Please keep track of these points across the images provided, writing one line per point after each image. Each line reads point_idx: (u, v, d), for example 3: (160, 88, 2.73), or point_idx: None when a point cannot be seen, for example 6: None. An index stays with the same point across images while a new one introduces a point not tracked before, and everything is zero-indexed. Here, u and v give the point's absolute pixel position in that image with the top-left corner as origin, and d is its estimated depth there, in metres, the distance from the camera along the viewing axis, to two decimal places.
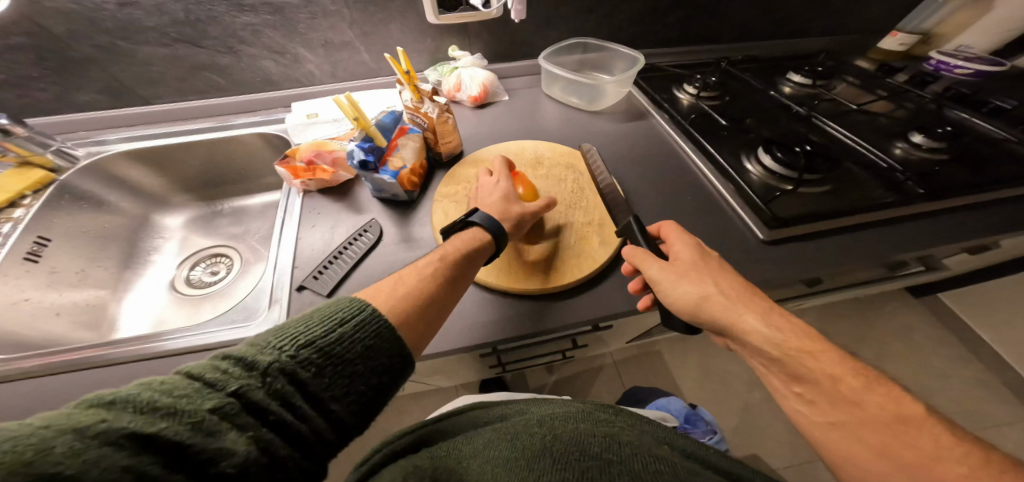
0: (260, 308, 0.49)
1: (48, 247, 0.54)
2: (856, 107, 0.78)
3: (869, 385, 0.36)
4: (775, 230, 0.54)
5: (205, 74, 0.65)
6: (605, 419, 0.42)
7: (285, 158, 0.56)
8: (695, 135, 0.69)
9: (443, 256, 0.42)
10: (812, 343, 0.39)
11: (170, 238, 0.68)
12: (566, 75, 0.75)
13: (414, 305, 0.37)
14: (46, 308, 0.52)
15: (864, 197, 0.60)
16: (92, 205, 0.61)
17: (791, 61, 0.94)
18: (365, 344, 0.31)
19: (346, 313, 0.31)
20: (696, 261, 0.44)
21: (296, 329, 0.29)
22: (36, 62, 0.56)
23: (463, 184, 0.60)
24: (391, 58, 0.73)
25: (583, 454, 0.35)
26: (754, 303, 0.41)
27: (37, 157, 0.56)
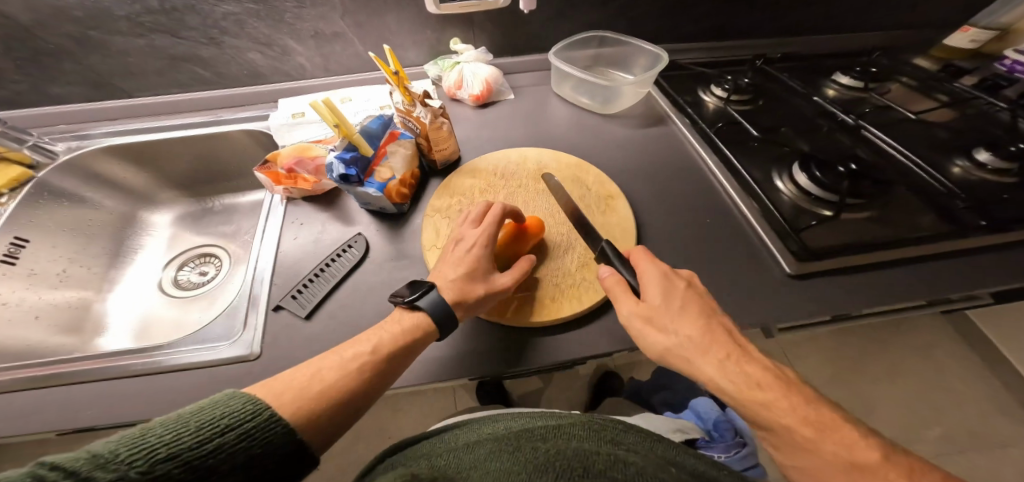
0: (232, 328, 0.42)
1: (26, 248, 0.52)
2: (911, 115, 0.66)
3: (836, 426, 0.31)
4: (806, 264, 0.47)
5: (187, 66, 0.61)
6: (612, 437, 0.35)
7: (264, 163, 0.50)
8: (721, 148, 0.62)
9: (375, 349, 0.36)
10: (764, 386, 0.33)
11: (157, 236, 0.65)
12: (578, 74, 0.68)
13: (325, 411, 0.32)
14: (24, 311, 0.50)
15: (919, 225, 0.51)
16: (74, 202, 0.58)
17: (839, 59, 0.83)
18: (250, 454, 0.27)
19: (234, 417, 0.27)
20: (662, 305, 0.39)
21: (158, 437, 0.25)
22: (8, 52, 0.54)
23: (458, 197, 0.54)
24: (377, 57, 0.69)
25: (588, 470, 0.27)
26: (714, 354, 0.36)
27: (14, 152, 0.53)
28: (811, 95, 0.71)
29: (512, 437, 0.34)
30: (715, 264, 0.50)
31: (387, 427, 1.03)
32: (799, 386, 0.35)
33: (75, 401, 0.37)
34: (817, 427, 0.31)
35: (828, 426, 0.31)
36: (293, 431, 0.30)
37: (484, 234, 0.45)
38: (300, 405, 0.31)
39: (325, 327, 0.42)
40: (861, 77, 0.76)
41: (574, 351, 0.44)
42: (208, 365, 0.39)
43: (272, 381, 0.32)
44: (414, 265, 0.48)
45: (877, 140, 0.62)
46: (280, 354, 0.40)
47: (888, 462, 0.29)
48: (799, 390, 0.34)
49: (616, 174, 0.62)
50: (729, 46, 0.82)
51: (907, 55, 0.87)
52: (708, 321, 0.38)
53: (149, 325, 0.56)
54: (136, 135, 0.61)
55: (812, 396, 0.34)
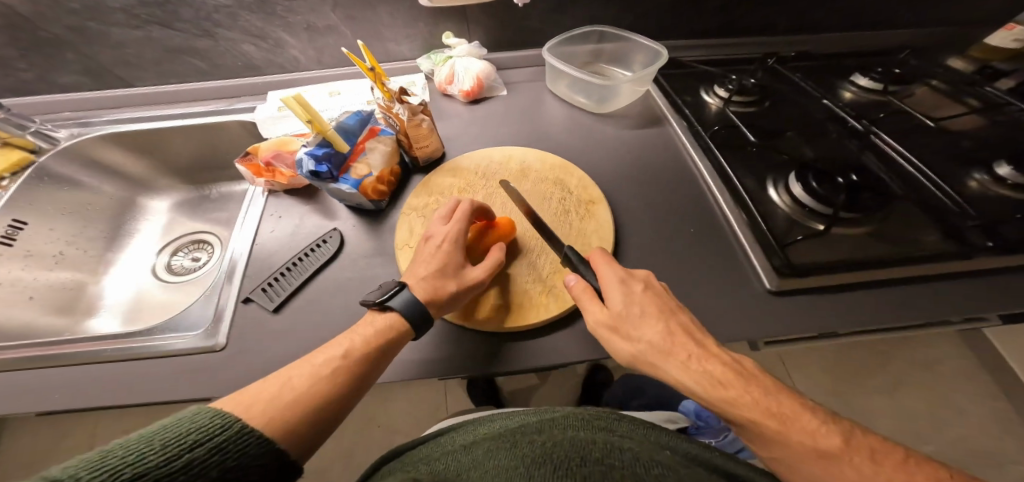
0: (203, 318, 0.44)
1: (24, 230, 0.55)
2: (932, 123, 0.61)
3: (798, 415, 0.33)
4: (787, 280, 0.45)
5: (184, 58, 0.64)
6: (604, 424, 0.34)
7: (246, 154, 0.51)
8: (716, 155, 0.59)
9: (346, 353, 0.36)
10: (727, 383, 0.34)
11: (153, 221, 0.68)
12: (572, 71, 0.65)
13: (302, 417, 0.32)
14: (20, 290, 0.52)
15: (918, 243, 0.48)
16: (73, 187, 0.61)
17: (860, 58, 0.77)
18: (224, 467, 0.27)
19: (202, 432, 0.27)
20: (625, 311, 0.39)
21: (120, 457, 0.25)
22: (14, 43, 0.57)
23: (436, 196, 0.54)
24: (348, 51, 0.68)
25: (586, 460, 0.27)
26: (677, 358, 0.36)
27: (16, 138, 0.56)
28: (822, 99, 0.67)
29: (506, 434, 0.34)
30: (693, 276, 0.49)
31: (378, 413, 1.06)
32: (758, 375, 0.36)
33: (49, 379, 0.39)
34: (781, 418, 0.33)
35: (789, 415, 0.33)
36: (271, 443, 0.30)
37: (455, 228, 0.45)
38: (270, 416, 0.31)
39: (292, 322, 0.43)
40: (881, 79, 0.70)
41: (536, 358, 0.44)
42: (173, 354, 0.40)
43: (239, 394, 0.32)
44: (381, 263, 0.49)
45: (888, 149, 0.58)
46: (245, 345, 0.41)
47: (849, 446, 0.31)
48: (758, 380, 0.35)
49: (603, 176, 0.60)
50: (740, 43, 0.77)
51: (940, 55, 0.81)
52: (670, 323, 0.38)
53: (139, 305, 0.59)
54: (135, 124, 0.64)
55: (770, 383, 0.36)
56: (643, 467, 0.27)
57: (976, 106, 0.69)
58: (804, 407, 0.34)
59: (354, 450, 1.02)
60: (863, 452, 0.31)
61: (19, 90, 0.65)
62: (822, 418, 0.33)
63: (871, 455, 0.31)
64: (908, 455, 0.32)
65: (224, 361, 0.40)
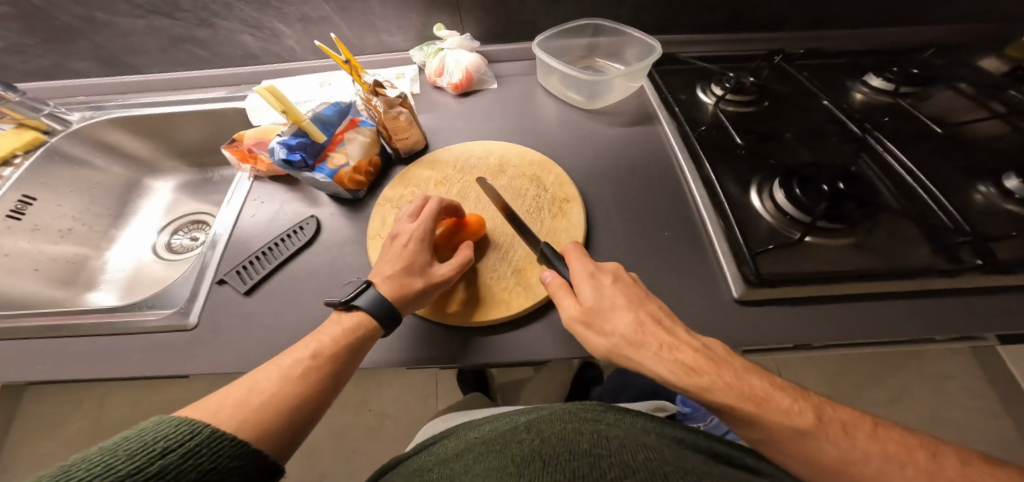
0: (180, 297, 0.48)
1: (32, 206, 0.62)
2: (941, 129, 0.57)
3: (772, 396, 0.33)
4: (755, 290, 0.44)
5: (186, 46, 0.68)
6: (594, 416, 0.34)
7: (233, 141, 0.56)
8: (701, 160, 0.56)
9: (316, 354, 0.37)
10: (701, 369, 0.34)
11: (153, 200, 0.75)
12: (560, 67, 0.63)
13: (275, 416, 0.33)
14: (27, 263, 0.60)
15: (904, 258, 0.46)
16: (80, 166, 0.68)
17: (883, 56, 0.70)
18: (201, 469, 0.28)
19: (171, 439, 0.28)
20: (596, 302, 0.39)
21: (86, 471, 0.25)
22: (30, 31, 0.64)
23: (412, 188, 0.56)
24: (323, 46, 0.70)
25: (574, 452, 0.27)
26: (649, 348, 0.36)
27: (30, 119, 0.63)
28: (823, 97, 0.63)
29: (497, 439, 0.34)
30: (660, 281, 0.48)
31: (370, 394, 1.11)
32: (728, 356, 0.36)
33: (40, 343, 0.46)
34: (758, 400, 0.32)
35: (765, 398, 0.33)
36: (245, 444, 0.31)
37: (421, 227, 0.46)
38: (240, 418, 0.32)
39: (262, 303, 0.47)
40: (895, 79, 0.64)
41: (490, 354, 0.44)
42: (149, 330, 0.45)
43: (208, 401, 0.33)
44: (347, 252, 0.51)
45: (889, 155, 0.54)
46: (215, 324, 0.45)
47: (822, 421, 0.32)
48: (729, 362, 0.35)
49: (580, 174, 0.59)
50: (749, 39, 0.73)
51: (984, 52, 0.72)
52: (640, 313, 0.38)
53: (135, 279, 0.66)
54: (144, 109, 0.69)
55: (742, 364, 0.35)
56: (631, 449, 0.28)
57: (1001, 111, 0.63)
58: (778, 386, 0.34)
59: (345, 429, 1.06)
60: (835, 426, 0.32)
61: (43, 75, 0.72)
62: (794, 395, 0.33)
63: (843, 428, 0.32)
64: (875, 422, 0.33)
65: (197, 338, 0.45)
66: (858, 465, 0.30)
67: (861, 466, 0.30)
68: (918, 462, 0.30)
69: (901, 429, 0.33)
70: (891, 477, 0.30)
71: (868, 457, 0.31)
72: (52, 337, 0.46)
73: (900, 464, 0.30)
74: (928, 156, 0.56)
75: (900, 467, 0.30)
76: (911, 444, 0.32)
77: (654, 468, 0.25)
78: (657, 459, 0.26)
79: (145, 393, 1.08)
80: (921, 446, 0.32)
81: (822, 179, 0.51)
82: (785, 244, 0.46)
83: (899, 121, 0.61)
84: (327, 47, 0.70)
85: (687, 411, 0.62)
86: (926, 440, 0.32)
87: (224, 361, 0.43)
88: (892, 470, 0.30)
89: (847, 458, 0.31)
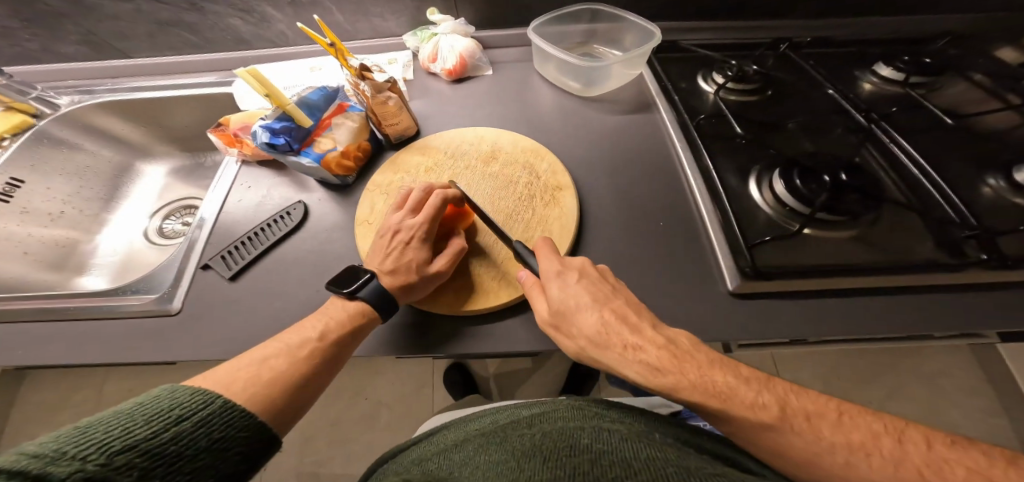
0: (164, 282, 0.47)
1: (20, 188, 0.62)
2: (953, 120, 0.54)
3: (737, 391, 0.32)
4: (749, 282, 0.43)
5: (175, 31, 0.67)
6: (596, 412, 0.34)
7: (219, 125, 0.55)
8: (700, 149, 0.54)
9: (323, 335, 0.38)
10: (664, 369, 0.33)
11: (144, 185, 0.75)
12: (556, 53, 0.61)
13: (283, 395, 0.34)
14: (14, 246, 0.60)
15: (908, 252, 0.45)
16: (70, 150, 0.67)
17: (894, 46, 0.66)
18: (211, 438, 0.29)
19: (186, 407, 0.29)
20: (561, 304, 0.38)
21: (105, 433, 0.25)
22: (17, 15, 0.63)
23: (402, 174, 0.54)
24: (307, 27, 0.67)
25: (575, 448, 0.27)
26: (613, 349, 0.35)
27: (18, 102, 0.63)
28: (827, 86, 0.60)
29: (499, 430, 0.34)
30: (651, 273, 0.47)
31: (364, 384, 1.10)
32: (693, 350, 0.34)
33: (22, 324, 0.45)
34: (722, 396, 0.31)
35: (728, 394, 0.31)
36: (253, 416, 0.32)
37: (421, 222, 0.45)
38: (252, 391, 0.33)
39: (245, 289, 0.46)
40: (906, 69, 0.61)
41: (476, 344, 0.43)
42: (131, 314, 0.45)
43: (214, 375, 0.33)
44: (332, 239, 0.50)
45: (895, 147, 0.52)
46: (198, 309, 0.45)
47: (787, 413, 0.31)
48: (693, 356, 0.34)
49: (574, 163, 0.57)
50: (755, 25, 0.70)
51: (1004, 40, 0.67)
52: (604, 312, 0.37)
53: (127, 263, 0.67)
54: (134, 93, 0.68)
55: (706, 357, 0.34)
56: (632, 447, 0.28)
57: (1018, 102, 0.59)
58: (741, 379, 0.33)
59: (339, 416, 1.07)
60: (799, 419, 0.31)
61: (36, 59, 0.72)
62: (758, 387, 0.32)
63: (807, 419, 0.31)
64: (840, 409, 0.32)
65: (178, 323, 0.44)
66: (825, 456, 0.29)
67: (826, 457, 0.29)
68: (883, 449, 0.29)
69: (866, 413, 0.32)
70: (857, 467, 0.29)
71: (834, 447, 0.30)
72: (37, 321, 0.46)
73: (865, 453, 0.29)
74: (935, 148, 0.54)
75: (864, 456, 0.29)
76: (876, 430, 0.30)
77: (655, 467, 0.25)
78: (660, 458, 0.26)
79: (144, 376, 1.09)
80: (886, 431, 0.30)
81: (823, 170, 0.49)
82: (784, 235, 0.44)
83: (908, 112, 0.58)
84: (311, 29, 0.67)
85: None
86: (891, 423, 0.31)
87: (206, 346, 0.42)
88: (857, 460, 0.29)
89: (814, 450, 0.30)
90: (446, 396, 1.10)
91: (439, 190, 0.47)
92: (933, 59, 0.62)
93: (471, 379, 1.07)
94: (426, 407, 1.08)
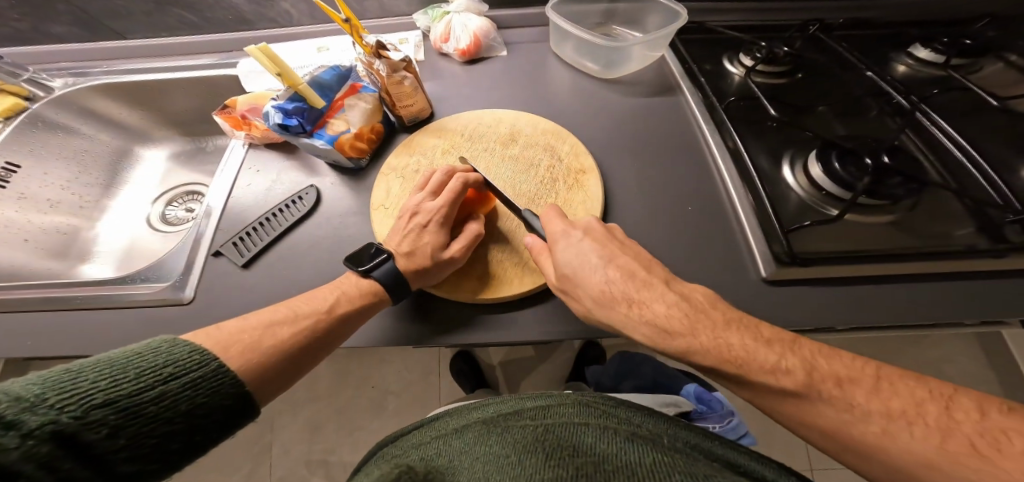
0: (174, 270, 0.45)
1: (16, 173, 0.60)
2: (997, 104, 0.52)
3: (754, 355, 0.32)
4: (785, 269, 0.41)
5: (174, 10, 0.64)
6: (605, 409, 0.33)
7: (226, 107, 0.53)
8: (727, 129, 0.52)
9: (328, 312, 0.37)
10: (675, 332, 0.34)
11: (145, 170, 0.73)
12: (576, 31, 0.58)
13: (275, 365, 0.33)
14: (14, 234, 0.58)
15: (944, 238, 0.44)
16: (66, 134, 0.65)
17: (929, 28, 0.63)
18: (194, 402, 0.28)
19: (179, 366, 0.28)
20: (567, 267, 0.38)
21: (91, 380, 0.24)
22: None
23: (419, 158, 0.52)
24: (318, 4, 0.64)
25: (578, 449, 0.26)
26: (620, 309, 0.36)
27: (11, 85, 0.60)
28: (865, 70, 0.57)
29: (503, 416, 0.33)
30: (684, 262, 0.45)
31: (370, 372, 1.09)
32: (708, 308, 0.35)
33: (25, 314, 0.44)
34: (737, 362, 0.32)
35: (746, 358, 0.32)
36: (241, 385, 0.31)
37: (441, 206, 0.43)
38: (248, 358, 0.32)
39: (260, 276, 0.44)
40: (945, 51, 0.58)
41: (506, 333, 0.42)
42: (139, 304, 0.43)
43: (215, 332, 0.32)
44: (347, 225, 0.48)
45: (935, 128, 0.50)
46: (212, 298, 0.43)
47: (813, 379, 0.30)
48: (709, 318, 0.34)
49: (597, 146, 0.55)
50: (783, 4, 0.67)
51: None
52: (612, 271, 0.38)
53: (131, 251, 0.65)
54: (130, 76, 0.65)
55: (720, 316, 0.34)
56: (639, 452, 0.26)
57: None
58: (761, 341, 0.32)
59: (345, 406, 1.06)
60: (827, 384, 0.30)
61: (28, 40, 0.68)
62: (780, 350, 0.32)
63: (838, 385, 0.30)
64: (878, 374, 0.30)
65: (192, 313, 0.42)
66: (855, 425, 0.28)
67: (857, 425, 0.28)
68: (927, 417, 0.27)
69: (910, 379, 0.30)
70: (896, 437, 0.27)
71: (869, 415, 0.28)
72: (40, 311, 0.44)
73: (907, 421, 0.27)
74: (973, 134, 0.52)
75: (905, 424, 0.27)
76: (920, 397, 0.29)
77: (660, 477, 0.23)
78: (667, 465, 0.25)
79: None
80: (933, 399, 0.28)
81: (864, 152, 0.47)
82: (823, 220, 0.42)
83: (944, 96, 0.56)
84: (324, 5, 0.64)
85: (701, 410, 0.58)
86: (937, 389, 0.29)
87: None
88: (895, 429, 0.27)
89: (843, 419, 0.29)
90: (453, 384, 1.09)
91: (461, 175, 0.45)
92: (974, 42, 0.59)
93: (478, 367, 1.06)
94: (434, 396, 1.07)
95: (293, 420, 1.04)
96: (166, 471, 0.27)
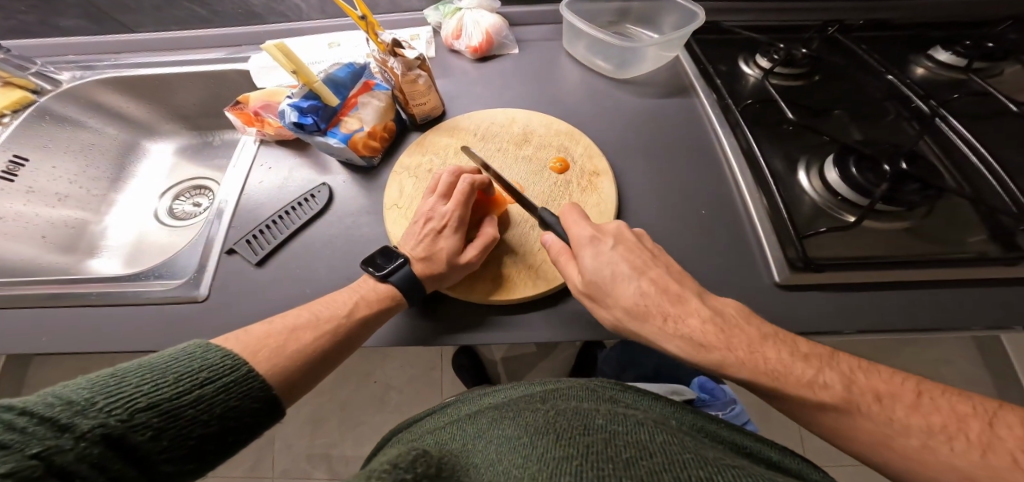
0: (189, 267, 0.45)
1: (24, 167, 0.59)
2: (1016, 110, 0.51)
3: (791, 369, 0.32)
4: (798, 275, 0.41)
5: (184, 4, 0.64)
6: (612, 393, 0.33)
7: (236, 104, 0.52)
8: (742, 131, 0.52)
9: (347, 315, 0.37)
10: (710, 345, 0.33)
11: (152, 164, 0.72)
12: (590, 31, 0.57)
13: (303, 367, 0.33)
14: (24, 228, 0.58)
15: (956, 244, 0.44)
16: (73, 128, 0.64)
17: (948, 31, 0.62)
18: (227, 406, 0.28)
19: (214, 370, 0.28)
20: (596, 274, 0.38)
21: (135, 386, 0.25)
22: None
23: (432, 156, 0.52)
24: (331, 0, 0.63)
25: (590, 428, 0.26)
26: (654, 321, 0.36)
27: (17, 78, 0.59)
28: (885, 73, 0.56)
29: (512, 402, 0.33)
30: (698, 267, 0.45)
31: (373, 366, 1.09)
32: (743, 324, 0.35)
33: (38, 309, 0.43)
34: (773, 375, 0.32)
35: (769, 371, 0.32)
36: (269, 388, 0.31)
37: (454, 208, 0.43)
38: (275, 363, 0.32)
39: (273, 276, 0.44)
40: (967, 54, 0.58)
41: (520, 334, 0.42)
42: (154, 301, 0.43)
43: (242, 337, 0.32)
44: (359, 223, 0.48)
45: (953, 135, 0.50)
46: (226, 296, 0.43)
47: (853, 392, 0.31)
48: (741, 332, 0.34)
49: (612, 147, 0.55)
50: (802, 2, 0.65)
51: None
52: (643, 284, 0.37)
53: (138, 247, 0.65)
54: (137, 69, 0.64)
55: (755, 331, 0.34)
56: (649, 432, 0.26)
57: None
58: (798, 356, 0.33)
59: (349, 400, 1.06)
60: (869, 399, 0.31)
61: (35, 33, 0.68)
62: (817, 365, 0.32)
63: (877, 399, 0.31)
64: (808, 354, 0.33)
65: (206, 310, 0.42)
66: (840, 411, 0.31)
67: (857, 421, 0.30)
68: (809, 374, 0.32)
69: (805, 341, 0.35)
70: (809, 396, 0.31)
71: (846, 403, 0.30)
72: (54, 308, 0.43)
73: (817, 387, 0.31)
74: (990, 140, 0.52)
75: (816, 390, 0.31)
76: (806, 354, 0.33)
77: (673, 454, 0.23)
78: (677, 444, 0.25)
79: None
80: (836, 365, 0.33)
81: (881, 157, 0.47)
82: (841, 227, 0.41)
83: (961, 101, 0.56)
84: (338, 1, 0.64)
85: (704, 398, 0.59)
86: (822, 351, 0.34)
87: None
88: (813, 392, 0.31)
89: (844, 413, 0.30)
90: (455, 379, 1.09)
91: (467, 176, 0.45)
92: (995, 45, 0.59)
93: (481, 363, 1.06)
94: (435, 391, 1.07)
95: (297, 414, 1.05)
96: (201, 471, 0.27)
